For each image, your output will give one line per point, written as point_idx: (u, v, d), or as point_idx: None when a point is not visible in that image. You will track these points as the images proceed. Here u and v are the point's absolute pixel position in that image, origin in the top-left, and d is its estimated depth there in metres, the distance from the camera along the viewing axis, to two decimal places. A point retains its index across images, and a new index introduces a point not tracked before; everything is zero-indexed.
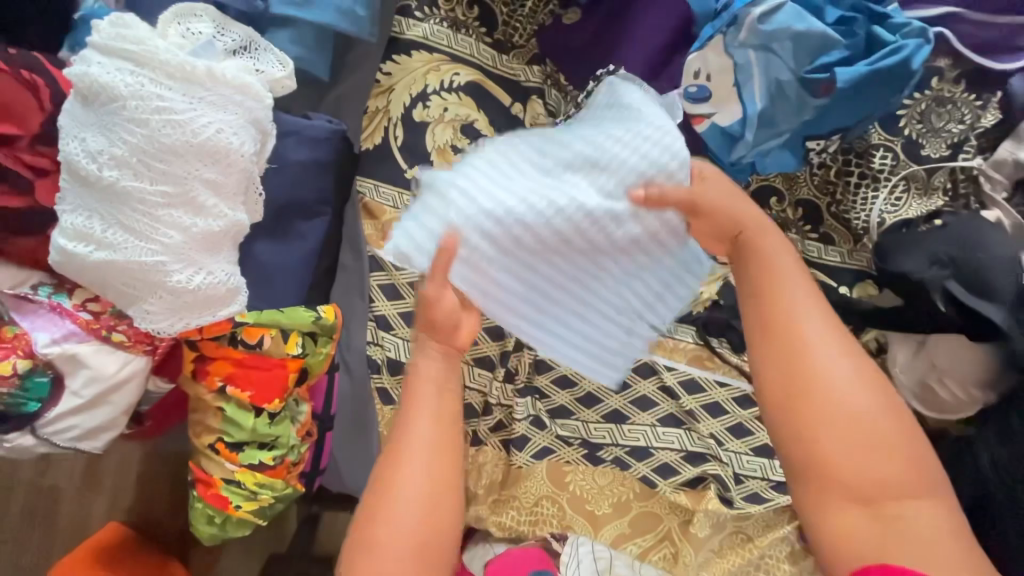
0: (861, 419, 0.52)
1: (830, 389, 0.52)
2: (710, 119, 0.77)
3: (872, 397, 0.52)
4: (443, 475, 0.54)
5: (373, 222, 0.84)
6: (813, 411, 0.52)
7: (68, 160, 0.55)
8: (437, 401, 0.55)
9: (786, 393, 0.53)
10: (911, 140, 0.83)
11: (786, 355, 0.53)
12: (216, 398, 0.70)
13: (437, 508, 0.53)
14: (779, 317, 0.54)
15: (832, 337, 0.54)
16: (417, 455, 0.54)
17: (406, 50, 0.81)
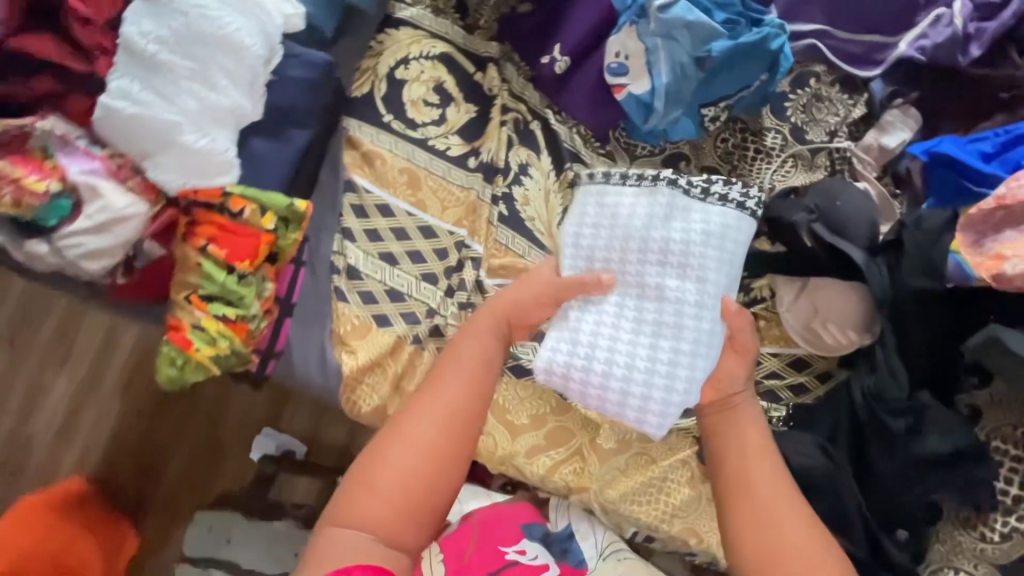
0: (796, 544, 0.73)
1: (763, 501, 0.75)
2: (627, 88, 0.97)
3: (792, 521, 0.74)
4: (450, 427, 0.78)
5: (353, 152, 1.03)
6: (759, 532, 0.74)
7: (124, 37, 0.75)
8: (467, 369, 0.80)
9: (735, 488, 0.77)
10: (796, 126, 1.02)
11: (746, 500, 0.76)
12: (198, 255, 0.85)
13: (439, 460, 0.77)
14: (742, 484, 0.77)
15: (779, 493, 0.76)
16: (442, 400, 0.78)
17: (396, 25, 1.05)
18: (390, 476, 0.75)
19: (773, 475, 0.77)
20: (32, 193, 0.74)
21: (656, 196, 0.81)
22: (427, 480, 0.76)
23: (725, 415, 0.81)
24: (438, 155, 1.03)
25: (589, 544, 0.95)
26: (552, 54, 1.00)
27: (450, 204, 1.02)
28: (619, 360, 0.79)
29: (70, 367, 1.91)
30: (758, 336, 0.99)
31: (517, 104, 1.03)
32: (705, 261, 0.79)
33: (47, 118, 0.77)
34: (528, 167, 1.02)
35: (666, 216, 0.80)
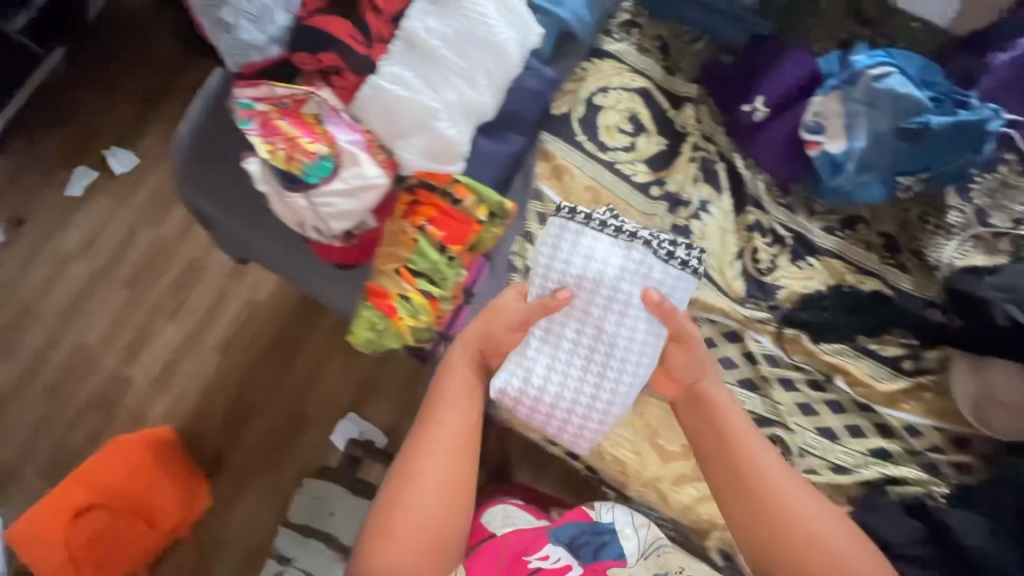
0: (820, 540, 0.76)
1: (760, 489, 0.79)
2: (822, 145, 1.01)
3: (818, 513, 0.78)
4: (460, 456, 0.83)
5: (545, 163, 1.09)
6: (755, 509, 0.79)
7: (411, 30, 0.84)
8: (457, 409, 0.86)
9: (754, 503, 0.79)
10: (979, 209, 0.98)
11: (742, 488, 0.80)
12: (414, 232, 0.90)
13: (457, 495, 0.81)
14: (768, 492, 0.79)
15: (773, 463, 0.81)
16: (446, 444, 0.83)
17: (601, 56, 1.12)
18: (421, 488, 0.80)
19: (788, 473, 0.81)
20: (304, 152, 0.82)
21: (625, 245, 0.89)
22: (461, 488, 0.82)
23: (723, 412, 0.85)
24: (623, 178, 1.08)
25: (631, 544, 0.89)
26: (753, 103, 1.05)
27: (629, 226, 1.07)
28: (570, 397, 0.91)
29: (179, 320, 2.00)
30: (922, 407, 0.98)
31: (708, 144, 1.08)
32: (675, 299, 0.88)
33: (322, 90, 0.85)
34: (708, 204, 1.07)
35: (615, 247, 0.89)
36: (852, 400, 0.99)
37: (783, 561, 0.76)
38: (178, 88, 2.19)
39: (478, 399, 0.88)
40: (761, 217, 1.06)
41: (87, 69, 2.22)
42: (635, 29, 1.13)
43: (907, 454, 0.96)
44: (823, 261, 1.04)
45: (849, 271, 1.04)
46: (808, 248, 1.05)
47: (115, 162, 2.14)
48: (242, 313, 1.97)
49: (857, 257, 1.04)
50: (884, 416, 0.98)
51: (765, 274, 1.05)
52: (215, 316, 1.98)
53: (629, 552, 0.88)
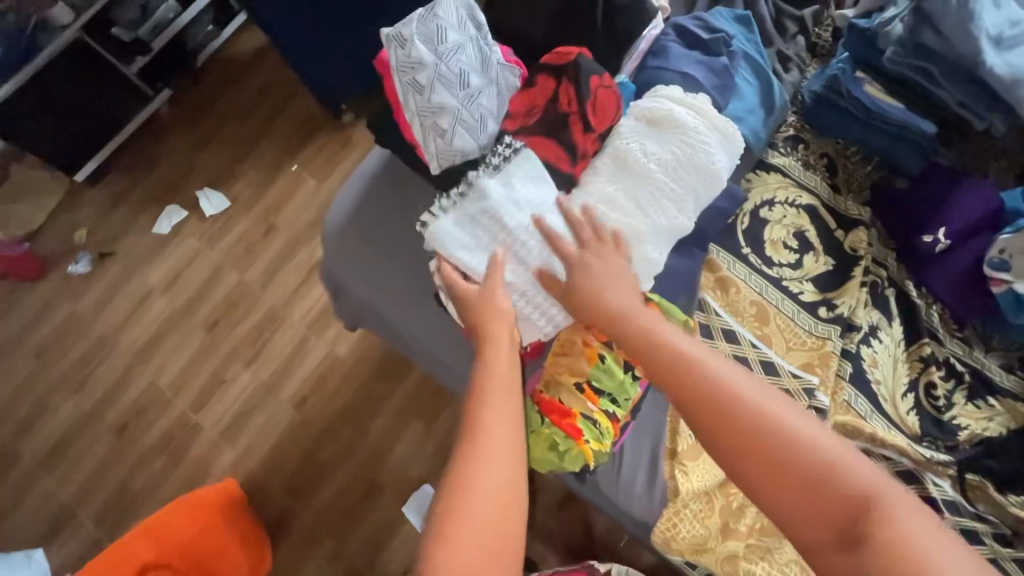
0: (821, 449, 0.60)
1: (741, 406, 0.63)
2: (1009, 285, 0.96)
3: (790, 431, 0.61)
4: (514, 470, 0.65)
5: (709, 273, 1.07)
6: (759, 455, 0.61)
7: (628, 152, 0.84)
8: (504, 413, 0.68)
9: (726, 424, 0.63)
10: None
11: (737, 431, 0.62)
12: (600, 347, 0.88)
13: (508, 515, 0.62)
14: (723, 391, 0.65)
15: (707, 370, 0.66)
16: (490, 446, 0.65)
17: (767, 168, 1.11)
18: (484, 493, 0.62)
19: (753, 379, 0.66)
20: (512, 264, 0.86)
21: (472, 188, 0.84)
22: (513, 482, 0.64)
23: (622, 320, 0.73)
24: (790, 296, 1.05)
25: None
26: (935, 234, 1.03)
27: (796, 346, 1.03)
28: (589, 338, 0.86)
29: (256, 369, 1.88)
30: None
31: (879, 269, 1.07)
32: (529, 192, 0.84)
33: None
34: (878, 330, 1.03)
35: (490, 208, 0.83)
36: None
37: (763, 468, 0.61)
38: (278, 131, 2.12)
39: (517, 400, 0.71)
40: (938, 350, 1.02)
41: (187, 102, 2.18)
42: (800, 145, 1.13)
43: None
44: (1004, 403, 0.99)
45: None
46: (988, 387, 1.00)
47: (206, 203, 2.07)
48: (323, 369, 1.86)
49: None
50: None
51: (941, 410, 1.00)
52: (293, 371, 1.87)
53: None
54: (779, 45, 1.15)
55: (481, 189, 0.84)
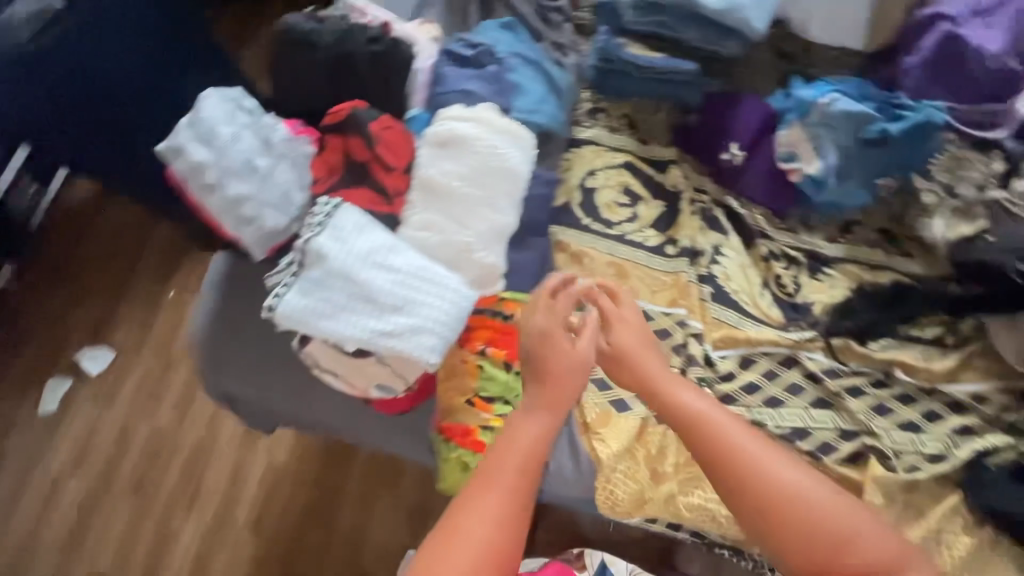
0: (805, 501, 0.74)
1: (751, 459, 0.76)
2: (800, 170, 1.12)
3: (812, 490, 0.75)
4: (514, 502, 0.72)
5: (563, 252, 1.15)
6: (751, 494, 0.75)
7: (429, 178, 0.89)
8: (520, 461, 0.74)
9: (721, 465, 0.76)
10: (947, 183, 1.11)
11: (737, 477, 0.75)
12: (475, 358, 0.91)
13: (498, 546, 0.69)
14: (728, 447, 0.77)
15: (736, 429, 0.78)
16: (501, 481, 0.72)
17: (579, 145, 1.23)
18: (480, 523, 0.69)
19: (762, 441, 0.78)
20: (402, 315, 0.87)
21: (309, 257, 0.80)
22: (513, 527, 0.71)
23: (653, 382, 0.83)
24: (637, 246, 1.14)
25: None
26: (729, 150, 1.16)
27: (659, 288, 1.12)
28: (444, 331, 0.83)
29: (200, 510, 1.77)
30: (979, 374, 1.04)
31: (702, 195, 1.17)
32: (370, 242, 0.82)
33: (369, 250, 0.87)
34: (720, 247, 1.14)
35: (332, 270, 0.79)
36: (918, 388, 1.03)
37: (762, 512, 0.74)
38: (143, 266, 2.02)
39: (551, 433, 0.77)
40: (771, 246, 1.13)
41: (36, 271, 2.04)
42: (601, 113, 1.25)
43: (986, 423, 1.00)
44: (838, 268, 1.12)
45: (865, 271, 1.12)
46: (821, 261, 1.13)
47: (89, 365, 1.93)
48: (269, 482, 1.78)
49: (865, 256, 1.13)
50: (952, 393, 1.02)
51: (794, 295, 1.11)
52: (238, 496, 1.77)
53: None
54: (550, 36, 1.26)
55: (319, 256, 0.80)
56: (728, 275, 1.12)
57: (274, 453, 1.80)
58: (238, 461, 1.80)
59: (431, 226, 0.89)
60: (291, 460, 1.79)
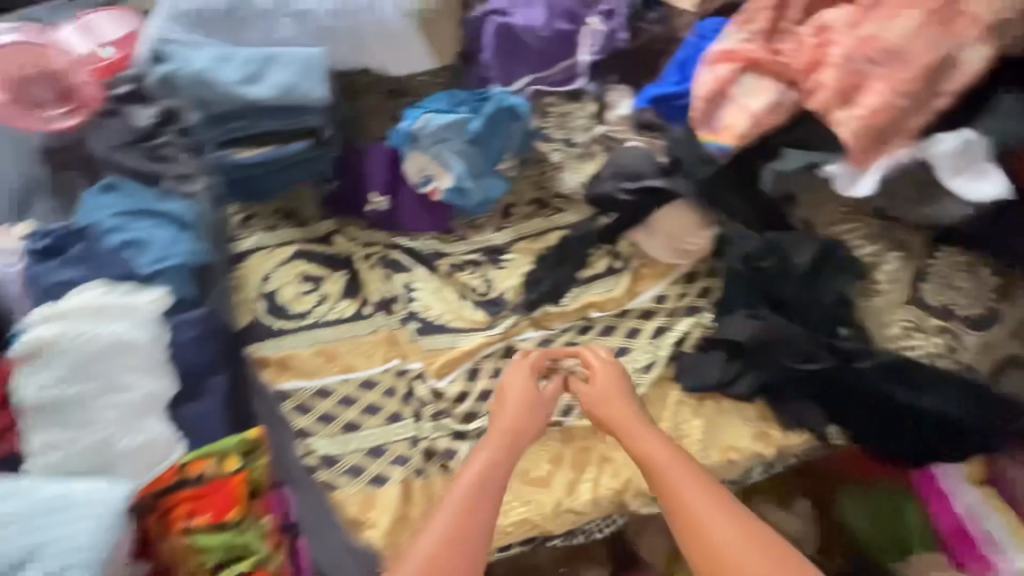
0: (712, 535, 0.77)
1: (687, 513, 0.80)
2: (439, 187, 1.20)
3: (735, 547, 0.76)
4: (467, 517, 0.82)
5: (268, 367, 1.12)
6: (682, 507, 0.81)
7: (36, 397, 0.84)
8: (506, 462, 0.90)
9: (654, 478, 0.85)
10: (565, 139, 1.33)
11: (692, 533, 0.79)
12: (185, 537, 0.85)
13: (437, 564, 0.78)
14: (667, 481, 0.83)
15: (652, 443, 0.88)
16: (467, 489, 0.85)
17: (245, 257, 1.21)
18: (405, 563, 0.79)
19: (683, 463, 0.85)
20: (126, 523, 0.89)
21: None
22: (454, 547, 0.79)
23: (605, 412, 0.96)
24: (336, 322, 1.16)
25: None
26: (371, 201, 1.22)
27: (372, 351, 1.13)
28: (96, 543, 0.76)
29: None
30: (652, 279, 1.18)
31: (372, 247, 1.22)
32: None
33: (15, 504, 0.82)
34: (411, 284, 1.19)
35: None
36: (613, 316, 1.15)
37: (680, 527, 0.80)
38: None
39: (505, 452, 0.91)
40: (451, 260, 1.21)
41: None
42: (253, 218, 1.24)
43: (671, 316, 1.14)
44: (514, 251, 1.22)
45: (534, 242, 1.23)
46: (498, 251, 1.22)
47: None
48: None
49: (528, 229, 1.24)
50: (638, 306, 1.16)
51: (488, 292, 1.19)
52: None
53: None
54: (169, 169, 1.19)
55: None
56: (427, 308, 1.17)
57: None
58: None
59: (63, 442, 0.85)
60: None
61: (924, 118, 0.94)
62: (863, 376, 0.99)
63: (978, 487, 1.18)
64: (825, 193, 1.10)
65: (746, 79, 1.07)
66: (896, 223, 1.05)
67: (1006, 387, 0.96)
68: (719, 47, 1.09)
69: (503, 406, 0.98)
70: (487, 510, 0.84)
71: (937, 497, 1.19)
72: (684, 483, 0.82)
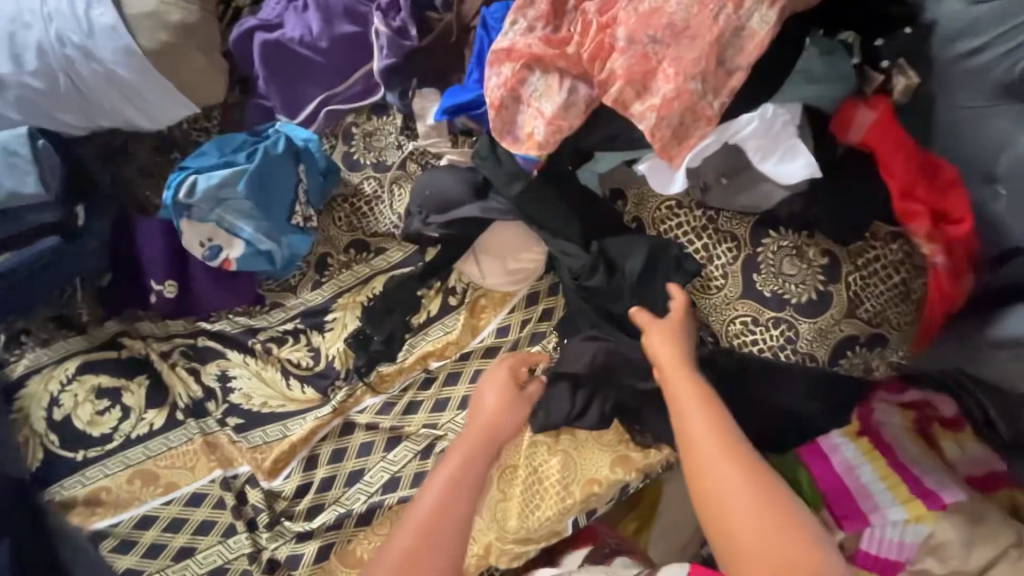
0: (751, 531, 0.75)
1: (707, 458, 0.81)
2: (231, 258, 1.04)
3: (736, 491, 0.78)
4: (446, 502, 0.87)
5: (76, 507, 0.98)
6: (712, 505, 0.79)
7: None
8: (477, 469, 0.90)
9: (692, 463, 0.82)
10: (375, 163, 1.16)
11: (703, 484, 0.80)
12: None
13: (421, 538, 0.84)
14: (699, 464, 0.82)
15: (714, 429, 0.83)
16: (421, 512, 0.86)
17: (23, 384, 1.03)
18: (418, 511, 0.86)
19: (729, 445, 0.81)
20: None
21: None
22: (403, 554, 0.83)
23: (675, 373, 0.88)
24: (147, 438, 1.01)
25: None
26: (154, 289, 1.04)
27: (191, 461, 1.00)
28: None
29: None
30: (492, 310, 1.07)
31: (172, 340, 1.06)
32: None
33: None
34: (226, 373, 1.05)
35: None
36: (454, 362, 1.05)
37: (715, 520, 0.78)
38: None
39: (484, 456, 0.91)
40: (266, 335, 1.07)
41: None
42: (25, 335, 1.06)
43: (515, 349, 1.05)
44: (336, 309, 1.08)
45: (358, 292, 1.09)
46: (319, 313, 1.08)
47: None
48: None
49: (348, 279, 1.10)
50: (480, 345, 1.05)
51: (315, 363, 1.05)
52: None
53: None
54: None
55: None
56: (249, 397, 1.03)
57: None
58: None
59: None
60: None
61: (722, 100, 0.83)
62: None
63: (853, 441, 1.12)
64: (648, 187, 1.00)
65: (535, 77, 0.93)
66: (719, 212, 0.95)
67: (845, 369, 0.92)
68: (499, 44, 0.93)
69: (478, 412, 0.94)
70: (462, 509, 0.87)
71: (820, 457, 1.13)
72: (729, 474, 0.79)
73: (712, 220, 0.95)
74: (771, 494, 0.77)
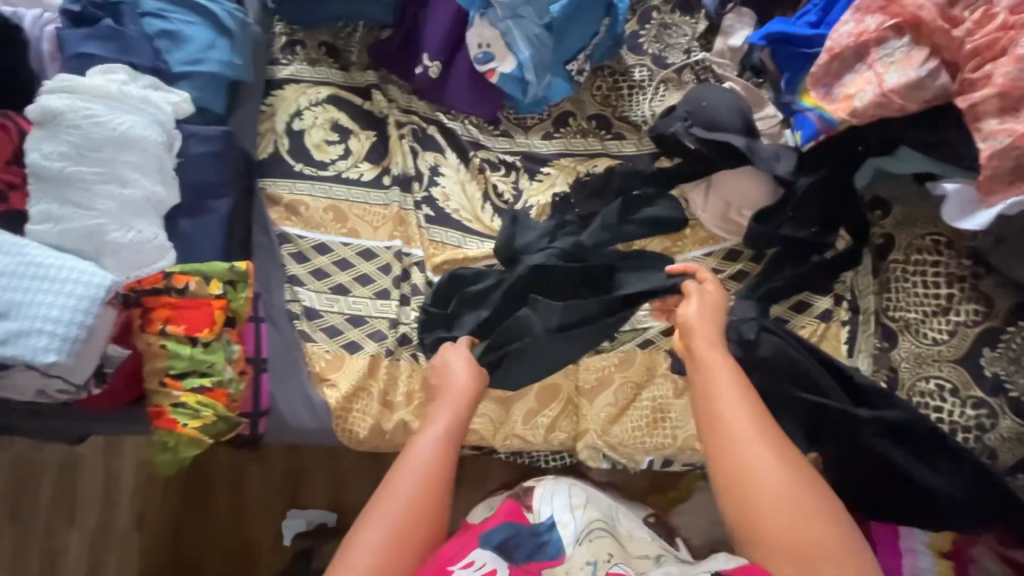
0: (770, 506, 0.68)
1: (736, 426, 0.72)
2: (498, 70, 1.05)
3: (771, 467, 0.69)
4: (435, 466, 0.77)
5: (276, 206, 1.08)
6: (736, 476, 0.70)
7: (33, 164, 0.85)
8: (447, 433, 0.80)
9: (706, 428, 0.75)
10: (656, 55, 1.13)
11: (721, 450, 0.72)
12: (158, 339, 0.89)
13: (425, 490, 0.75)
14: (719, 429, 0.73)
15: (731, 398, 0.75)
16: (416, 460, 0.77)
17: (280, 85, 1.12)
18: (415, 457, 0.77)
19: (749, 415, 0.73)
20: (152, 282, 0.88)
21: None
22: (421, 500, 0.74)
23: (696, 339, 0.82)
24: (354, 183, 1.09)
25: (568, 533, 0.75)
26: (423, 63, 1.11)
27: (377, 223, 1.08)
28: (63, 311, 0.80)
29: (24, 554, 1.42)
30: (692, 242, 1.05)
31: (409, 116, 1.13)
32: None
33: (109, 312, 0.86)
34: (438, 167, 1.11)
35: None
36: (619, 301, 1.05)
37: (735, 492, 0.70)
38: None
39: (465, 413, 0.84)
40: (486, 155, 1.11)
41: None
42: (298, 46, 1.14)
43: None
44: (555, 166, 1.10)
45: (580, 161, 1.10)
46: (537, 162, 1.11)
47: None
48: (102, 487, 1.45)
49: (580, 146, 1.11)
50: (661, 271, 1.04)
51: (515, 203, 1.09)
52: (78, 516, 1.44)
53: (567, 542, 0.74)
54: None
55: None
56: (450, 198, 1.09)
57: (100, 463, 1.45)
58: (52, 478, 1.45)
59: (54, 214, 0.85)
60: (123, 464, 1.45)
61: None
62: (863, 427, 0.89)
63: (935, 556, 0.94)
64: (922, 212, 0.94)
65: (897, 42, 0.88)
66: (988, 273, 0.89)
67: None
68: None
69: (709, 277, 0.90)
70: (446, 471, 0.77)
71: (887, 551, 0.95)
72: (755, 447, 0.71)
73: (974, 277, 0.90)
74: (803, 474, 0.69)
